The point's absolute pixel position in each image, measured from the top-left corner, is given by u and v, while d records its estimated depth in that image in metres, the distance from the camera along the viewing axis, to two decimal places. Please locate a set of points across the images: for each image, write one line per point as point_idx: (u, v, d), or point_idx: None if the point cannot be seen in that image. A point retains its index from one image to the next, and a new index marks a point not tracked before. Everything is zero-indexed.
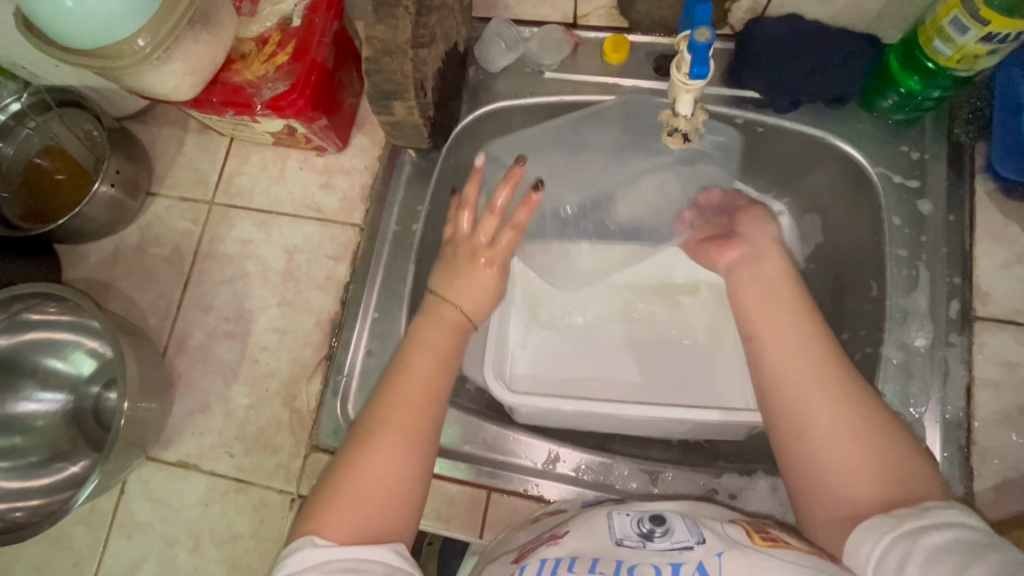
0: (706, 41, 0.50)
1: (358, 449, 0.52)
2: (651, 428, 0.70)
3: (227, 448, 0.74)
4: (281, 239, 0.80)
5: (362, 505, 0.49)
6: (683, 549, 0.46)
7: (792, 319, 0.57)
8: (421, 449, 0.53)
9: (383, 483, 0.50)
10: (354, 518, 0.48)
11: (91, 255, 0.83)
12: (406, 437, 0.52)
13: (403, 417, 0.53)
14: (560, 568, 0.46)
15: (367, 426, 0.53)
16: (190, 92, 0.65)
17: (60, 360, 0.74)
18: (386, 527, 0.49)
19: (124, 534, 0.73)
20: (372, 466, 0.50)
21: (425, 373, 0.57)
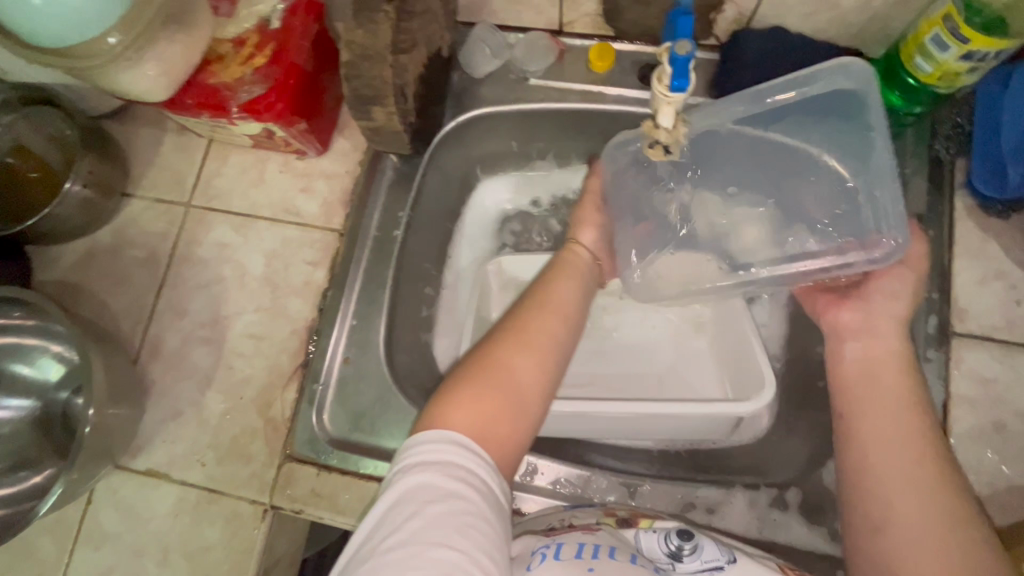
0: (687, 54, 0.50)
1: (496, 352, 0.54)
2: (637, 429, 0.70)
3: (199, 457, 0.72)
4: (259, 243, 0.79)
5: (493, 402, 0.50)
6: (714, 571, 0.51)
7: (902, 391, 0.55)
8: (551, 374, 0.55)
9: (520, 384, 0.52)
10: (478, 416, 0.49)
11: (63, 257, 0.81)
12: (541, 356, 0.55)
13: (540, 334, 0.56)
14: (601, 553, 0.49)
15: (504, 335, 0.55)
16: (164, 94, 0.63)
17: (26, 365, 0.72)
18: (505, 433, 0.50)
19: (91, 544, 0.71)
20: (508, 371, 0.52)
21: (562, 302, 0.60)
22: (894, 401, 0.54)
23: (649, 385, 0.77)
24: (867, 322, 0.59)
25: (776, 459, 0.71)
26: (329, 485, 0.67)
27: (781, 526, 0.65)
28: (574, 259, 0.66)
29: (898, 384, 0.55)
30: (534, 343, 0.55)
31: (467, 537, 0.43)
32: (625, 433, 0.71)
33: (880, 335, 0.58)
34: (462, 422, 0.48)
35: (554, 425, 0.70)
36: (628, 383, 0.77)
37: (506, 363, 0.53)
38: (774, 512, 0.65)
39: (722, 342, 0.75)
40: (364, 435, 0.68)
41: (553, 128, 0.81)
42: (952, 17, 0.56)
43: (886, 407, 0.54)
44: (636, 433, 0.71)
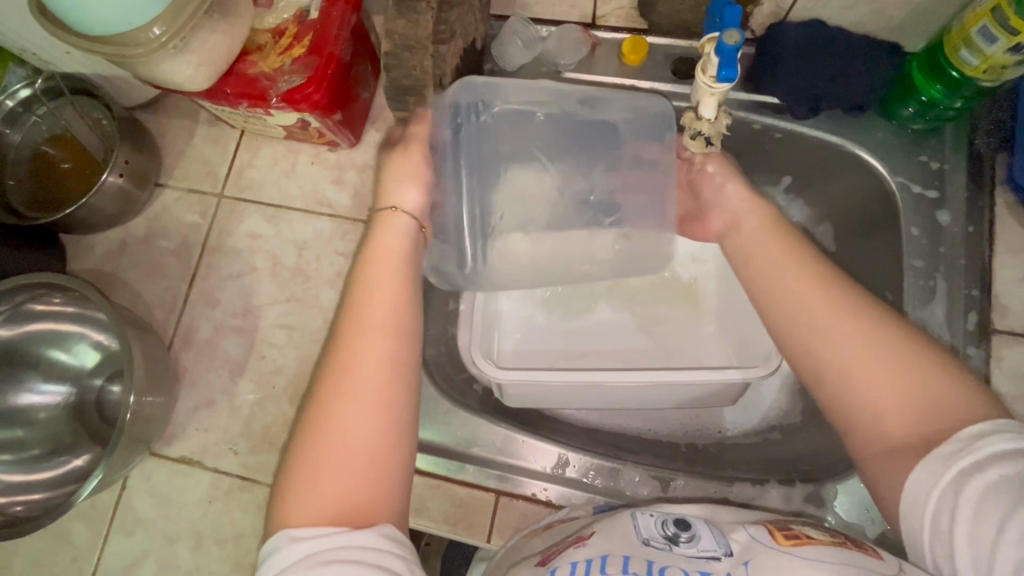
0: (735, 44, 0.50)
1: (319, 418, 0.46)
2: (644, 397, 0.71)
3: (232, 445, 0.72)
4: (291, 235, 0.79)
5: (333, 476, 0.43)
6: (711, 559, 0.45)
7: (783, 254, 0.55)
8: (400, 404, 0.47)
9: (354, 435, 0.45)
10: (328, 501, 0.42)
11: (97, 246, 0.81)
12: (376, 391, 0.46)
13: (365, 367, 0.47)
14: (593, 569, 0.44)
15: (323, 391, 0.47)
16: (205, 83, 0.64)
17: (64, 351, 0.73)
18: (356, 489, 0.43)
19: (124, 530, 0.71)
20: (336, 438, 0.44)
21: (378, 311, 0.50)
22: (785, 277, 0.53)
23: (657, 356, 0.77)
24: (733, 217, 0.63)
25: (808, 455, 0.71)
26: None
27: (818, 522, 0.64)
28: (394, 230, 0.57)
29: (777, 254, 0.56)
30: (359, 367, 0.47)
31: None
32: (635, 402, 0.72)
33: (746, 221, 0.61)
34: (307, 514, 0.42)
35: (567, 397, 0.70)
36: (632, 352, 0.77)
37: (332, 430, 0.45)
38: (809, 508, 0.65)
39: (730, 315, 0.76)
40: None
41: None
42: (1001, 9, 0.56)
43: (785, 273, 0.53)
44: (641, 404, 0.72)
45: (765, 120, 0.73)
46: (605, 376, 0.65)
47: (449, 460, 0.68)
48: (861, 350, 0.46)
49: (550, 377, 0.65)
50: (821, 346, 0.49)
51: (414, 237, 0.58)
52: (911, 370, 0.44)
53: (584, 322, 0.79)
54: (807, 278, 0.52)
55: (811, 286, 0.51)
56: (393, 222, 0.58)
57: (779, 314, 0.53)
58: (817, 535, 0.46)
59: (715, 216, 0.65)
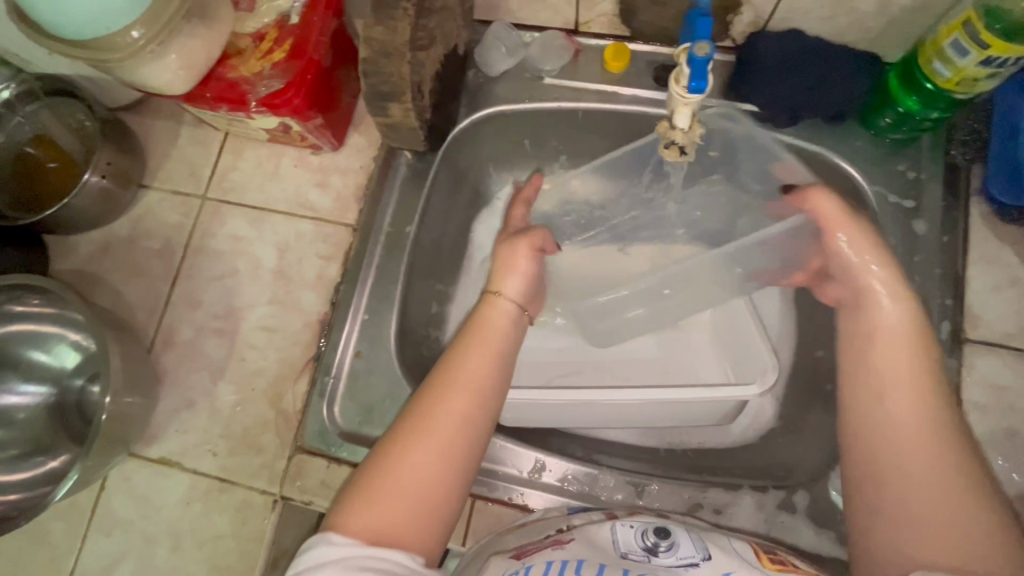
0: (706, 56, 0.50)
1: (398, 447, 0.48)
2: (632, 413, 0.71)
3: (211, 447, 0.73)
4: (274, 237, 0.79)
5: (395, 508, 0.46)
6: (689, 567, 0.47)
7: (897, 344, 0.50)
8: (465, 465, 0.49)
9: (424, 482, 0.47)
10: (382, 521, 0.45)
11: (80, 246, 0.82)
12: (451, 444, 0.49)
13: (444, 425, 0.49)
14: (567, 570, 0.46)
15: (404, 424, 0.49)
16: (185, 86, 0.64)
17: (43, 352, 0.73)
18: (410, 527, 0.46)
19: (103, 530, 0.72)
20: (405, 475, 0.47)
21: (474, 375, 0.52)
22: (894, 374, 0.49)
23: (653, 371, 0.79)
24: (847, 291, 0.57)
25: (783, 461, 0.72)
26: (340, 477, 0.68)
27: (789, 528, 0.64)
28: (499, 308, 0.57)
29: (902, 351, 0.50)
30: (437, 427, 0.49)
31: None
32: (618, 420, 0.73)
33: (881, 297, 0.52)
34: (353, 532, 0.44)
35: (561, 416, 0.71)
36: (625, 364, 0.79)
37: (404, 463, 0.47)
38: (781, 514, 0.65)
39: (726, 335, 0.78)
40: (374, 429, 0.69)
41: (554, 130, 0.82)
42: (972, 22, 0.56)
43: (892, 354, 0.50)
44: (623, 418, 0.72)
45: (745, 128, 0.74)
46: (600, 393, 0.66)
47: None
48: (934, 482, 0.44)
49: (544, 394, 0.66)
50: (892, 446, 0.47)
51: (517, 318, 0.58)
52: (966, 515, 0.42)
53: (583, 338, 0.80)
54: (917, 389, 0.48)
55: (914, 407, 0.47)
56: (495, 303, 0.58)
57: (865, 394, 0.50)
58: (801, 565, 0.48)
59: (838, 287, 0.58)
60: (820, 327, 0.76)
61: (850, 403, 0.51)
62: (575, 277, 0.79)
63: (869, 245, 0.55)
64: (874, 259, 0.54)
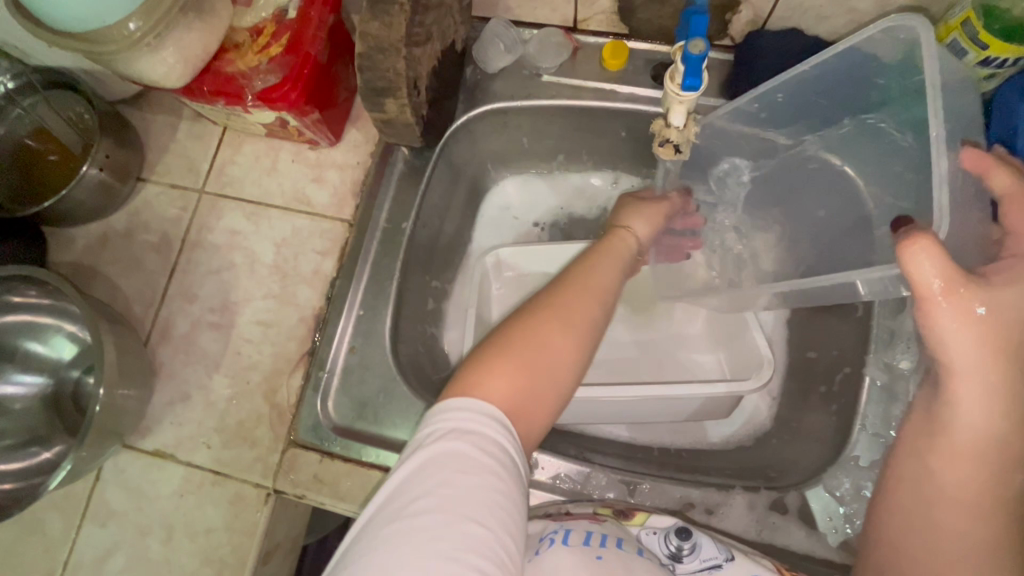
0: (700, 53, 0.49)
1: (537, 326, 0.51)
2: (630, 412, 0.71)
3: (205, 440, 0.73)
4: (270, 232, 0.80)
5: (534, 381, 0.48)
6: (714, 568, 0.57)
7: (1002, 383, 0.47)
8: (586, 358, 0.53)
9: (559, 363, 0.50)
10: (521, 389, 0.48)
11: (78, 239, 0.82)
12: (582, 337, 0.52)
13: (580, 318, 0.53)
14: (608, 542, 0.52)
15: (545, 308, 0.53)
16: (182, 80, 0.64)
17: (40, 343, 0.73)
18: (544, 398, 0.49)
19: (97, 521, 0.72)
20: (544, 354, 0.50)
21: (604, 285, 0.57)
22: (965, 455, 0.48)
23: (650, 367, 0.79)
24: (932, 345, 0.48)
25: (777, 462, 0.72)
26: (332, 471, 0.68)
27: (780, 529, 0.64)
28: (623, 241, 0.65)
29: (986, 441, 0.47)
30: (573, 316, 0.53)
31: (494, 514, 0.42)
32: (615, 416, 0.73)
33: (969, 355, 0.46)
34: (496, 396, 0.47)
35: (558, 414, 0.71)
36: (623, 363, 0.79)
37: (546, 342, 0.50)
38: (773, 515, 0.65)
39: (722, 332, 0.78)
40: (368, 423, 0.69)
41: (554, 125, 0.82)
42: (971, 22, 0.56)
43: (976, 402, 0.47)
44: (620, 417, 0.73)
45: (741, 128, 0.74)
46: (597, 390, 0.67)
47: None
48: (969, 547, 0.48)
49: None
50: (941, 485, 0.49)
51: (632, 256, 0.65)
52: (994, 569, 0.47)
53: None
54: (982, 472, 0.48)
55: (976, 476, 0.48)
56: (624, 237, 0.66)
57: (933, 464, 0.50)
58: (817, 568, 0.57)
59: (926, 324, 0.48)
60: (815, 327, 0.75)
61: (922, 452, 0.50)
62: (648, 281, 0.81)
63: (966, 312, 0.46)
64: (981, 301, 0.45)
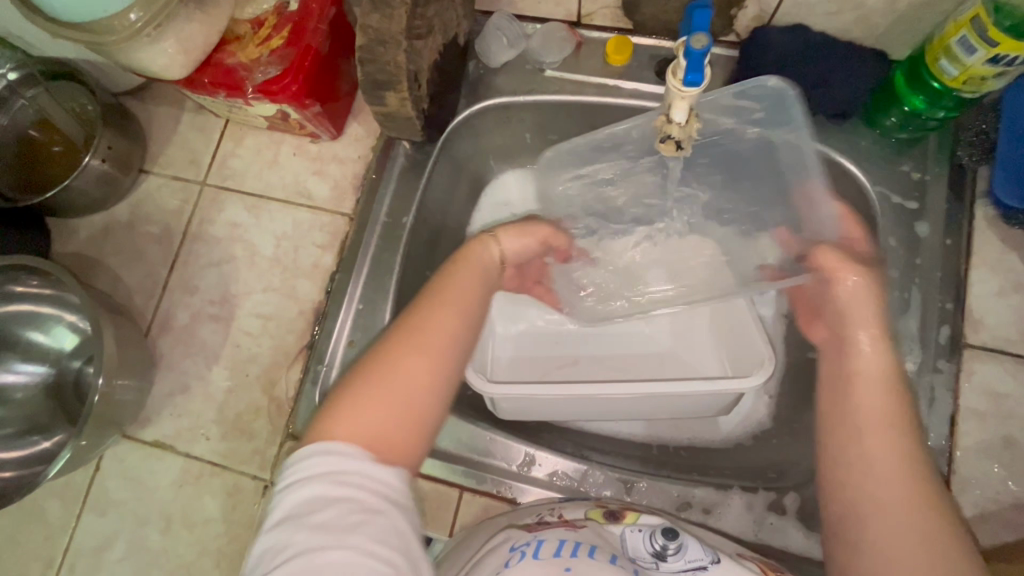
0: (703, 48, 0.49)
1: (388, 354, 0.53)
2: (629, 409, 0.71)
3: (204, 431, 0.73)
4: (270, 225, 0.80)
5: (385, 405, 0.50)
6: (698, 570, 0.54)
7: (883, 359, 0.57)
8: (450, 373, 0.55)
9: (415, 382, 0.52)
10: (372, 417, 0.50)
11: (80, 230, 0.82)
12: (440, 351, 0.55)
13: (431, 338, 0.55)
14: (580, 551, 0.52)
15: (398, 334, 0.55)
16: (182, 72, 0.64)
17: (41, 333, 0.73)
18: (405, 425, 0.50)
19: (97, 510, 0.73)
20: (396, 378, 0.52)
21: (463, 299, 0.60)
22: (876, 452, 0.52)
23: (651, 364, 0.78)
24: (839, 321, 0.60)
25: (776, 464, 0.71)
26: None
27: (777, 530, 0.64)
28: (483, 247, 0.66)
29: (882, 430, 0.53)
30: (427, 334, 0.55)
31: (361, 531, 0.43)
32: (613, 414, 0.72)
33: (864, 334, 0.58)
34: (349, 429, 0.48)
35: (556, 410, 0.71)
36: (622, 361, 0.78)
37: (397, 369, 0.52)
38: (770, 516, 0.64)
39: (724, 329, 0.77)
40: None
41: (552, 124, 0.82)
42: (981, 19, 0.55)
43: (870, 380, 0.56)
44: (619, 415, 0.72)
45: None
46: (594, 387, 0.66)
47: None
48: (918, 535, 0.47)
49: (540, 389, 0.66)
50: (867, 463, 0.52)
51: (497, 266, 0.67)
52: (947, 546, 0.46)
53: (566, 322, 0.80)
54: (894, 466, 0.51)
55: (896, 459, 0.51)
56: (489, 246, 0.67)
57: (845, 461, 0.53)
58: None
59: (820, 324, 0.65)
60: None
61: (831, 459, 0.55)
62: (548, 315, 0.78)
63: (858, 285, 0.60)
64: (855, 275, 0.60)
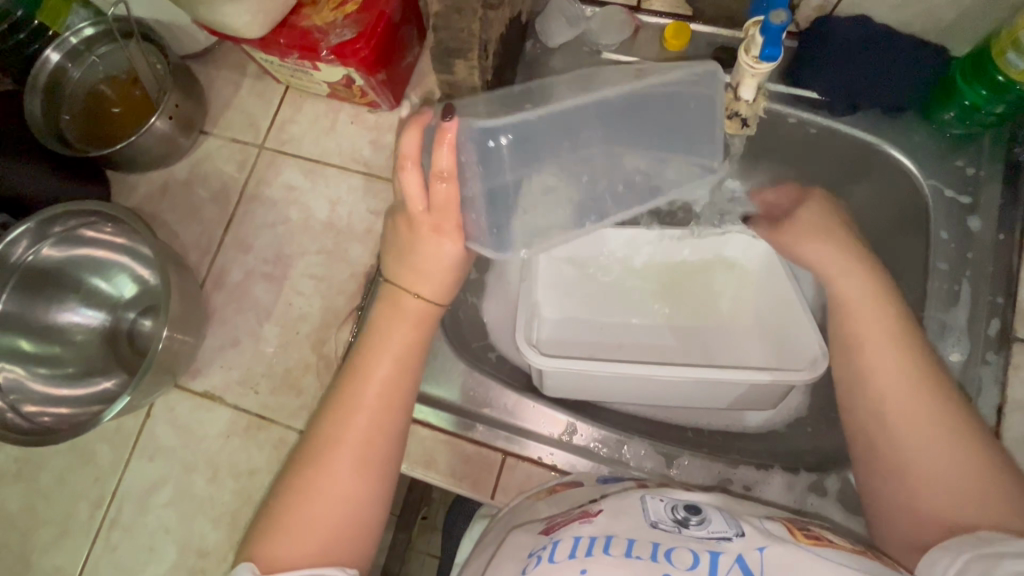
0: (781, 24, 0.51)
1: (300, 474, 0.47)
2: (677, 393, 0.70)
3: (253, 385, 0.75)
4: (326, 189, 0.81)
5: (311, 532, 0.45)
6: (721, 539, 0.45)
7: (881, 321, 0.55)
8: (382, 475, 0.49)
9: (335, 504, 0.46)
10: (300, 546, 0.44)
11: (140, 186, 0.85)
12: (358, 458, 0.48)
13: (353, 440, 0.48)
14: (595, 548, 0.44)
15: (313, 443, 0.49)
16: (259, 31, 0.65)
17: (103, 280, 0.76)
18: (336, 549, 0.45)
19: (146, 455, 0.75)
20: (310, 499, 0.46)
21: (377, 382, 0.51)
22: (881, 389, 0.52)
23: (694, 351, 0.78)
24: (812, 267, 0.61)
25: (814, 448, 0.72)
26: None
27: (818, 510, 0.65)
28: (402, 307, 0.55)
29: (892, 365, 0.52)
30: (343, 446, 0.48)
31: None
32: (656, 397, 0.72)
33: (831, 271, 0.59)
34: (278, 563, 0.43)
35: (593, 388, 0.71)
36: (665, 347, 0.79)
37: (316, 487, 0.47)
38: (812, 497, 0.66)
39: (772, 320, 0.76)
40: (427, 381, 0.73)
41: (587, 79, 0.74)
42: None
43: (874, 345, 0.54)
44: (662, 399, 0.72)
45: (800, 114, 0.74)
46: (650, 367, 0.66)
47: (457, 415, 0.71)
48: (935, 467, 0.48)
49: (594, 367, 0.66)
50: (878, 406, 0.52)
51: (424, 320, 0.56)
52: (961, 460, 0.47)
53: (580, 292, 0.81)
54: (907, 399, 0.51)
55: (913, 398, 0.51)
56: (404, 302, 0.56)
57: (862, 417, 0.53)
58: (839, 539, 0.47)
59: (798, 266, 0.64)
60: None
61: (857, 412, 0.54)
62: (569, 281, 0.81)
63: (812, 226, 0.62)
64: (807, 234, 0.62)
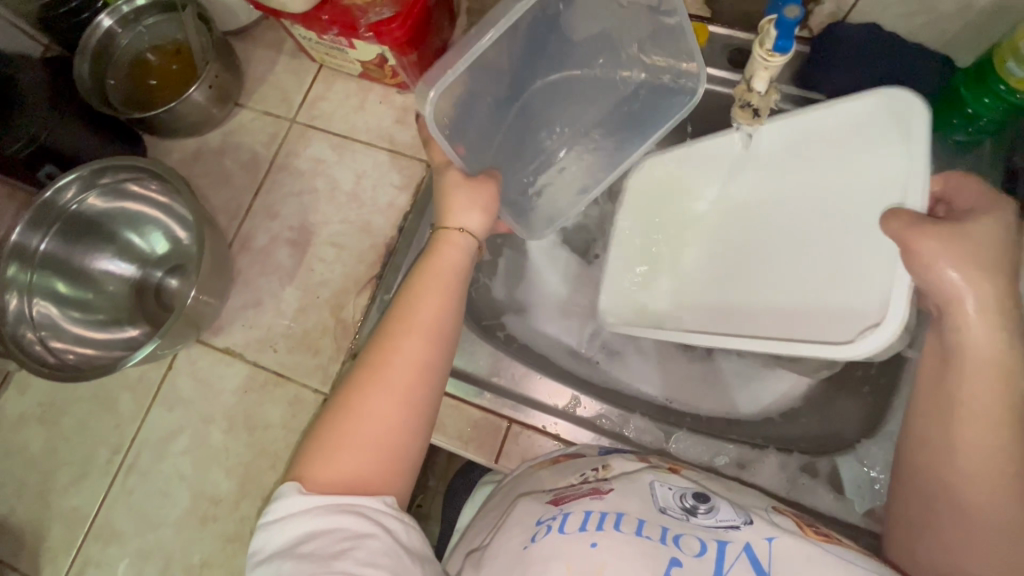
0: (795, 18, 0.53)
1: (346, 397, 0.51)
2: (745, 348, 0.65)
3: (272, 344, 0.78)
4: (352, 163, 0.85)
5: (353, 455, 0.48)
6: (729, 528, 0.47)
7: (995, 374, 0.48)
8: (422, 407, 0.52)
9: (379, 427, 0.50)
10: (340, 471, 0.48)
11: (175, 152, 0.89)
12: (402, 387, 0.51)
13: (395, 368, 0.52)
14: (606, 523, 0.47)
15: (359, 371, 0.52)
16: (304, 6, 0.69)
17: (138, 235, 0.79)
18: (377, 475, 0.49)
19: (166, 405, 0.78)
20: (357, 421, 0.49)
21: (422, 325, 0.54)
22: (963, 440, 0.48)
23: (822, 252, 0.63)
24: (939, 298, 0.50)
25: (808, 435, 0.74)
26: None
27: (809, 490, 0.67)
28: (454, 247, 0.59)
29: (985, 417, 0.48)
30: (386, 377, 0.51)
31: (347, 559, 0.43)
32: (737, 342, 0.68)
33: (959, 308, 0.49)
34: (325, 482, 0.47)
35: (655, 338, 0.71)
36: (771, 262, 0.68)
37: (360, 412, 0.50)
38: (804, 477, 0.68)
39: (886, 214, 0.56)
40: None
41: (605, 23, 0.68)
42: None
43: (976, 391, 0.48)
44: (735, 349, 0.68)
45: None
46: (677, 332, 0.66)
47: (469, 383, 0.74)
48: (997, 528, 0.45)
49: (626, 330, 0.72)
50: (951, 454, 0.49)
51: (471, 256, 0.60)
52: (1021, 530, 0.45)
53: (672, 227, 0.78)
54: (989, 460, 0.47)
55: (997, 459, 0.46)
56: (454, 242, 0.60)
57: (925, 457, 0.51)
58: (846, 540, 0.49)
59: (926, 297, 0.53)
60: None
61: (925, 451, 0.51)
62: (678, 209, 0.77)
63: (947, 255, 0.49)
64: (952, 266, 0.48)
